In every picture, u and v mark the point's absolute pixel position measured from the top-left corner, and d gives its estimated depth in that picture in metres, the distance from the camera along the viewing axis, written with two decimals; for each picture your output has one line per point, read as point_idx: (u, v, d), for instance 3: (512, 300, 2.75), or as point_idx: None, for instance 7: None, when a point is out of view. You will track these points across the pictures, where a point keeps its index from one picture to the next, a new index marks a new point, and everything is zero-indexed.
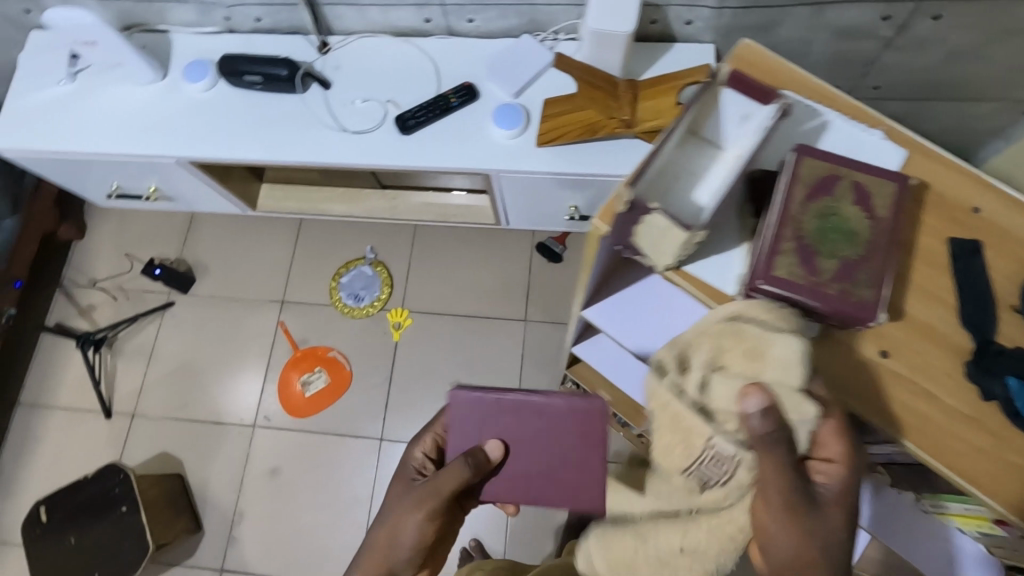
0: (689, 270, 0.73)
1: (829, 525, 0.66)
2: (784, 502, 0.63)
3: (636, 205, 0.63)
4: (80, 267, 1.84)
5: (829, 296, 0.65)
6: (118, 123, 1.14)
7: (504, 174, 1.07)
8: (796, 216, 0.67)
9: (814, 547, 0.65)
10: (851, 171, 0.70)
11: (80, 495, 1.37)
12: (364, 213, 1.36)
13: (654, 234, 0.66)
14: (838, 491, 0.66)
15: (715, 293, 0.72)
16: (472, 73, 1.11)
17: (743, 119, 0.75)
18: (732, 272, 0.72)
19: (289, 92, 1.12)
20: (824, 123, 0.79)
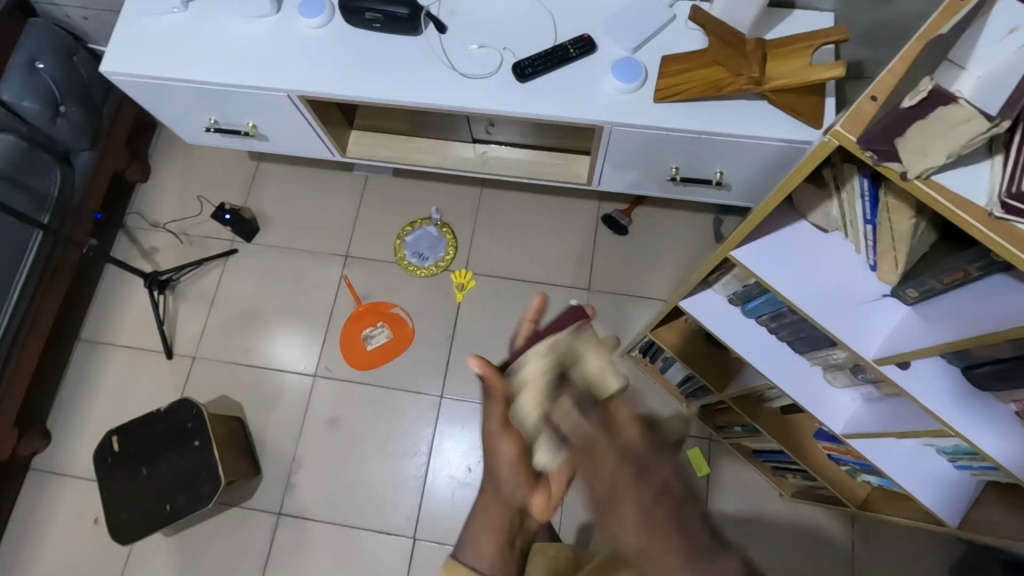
0: (932, 185, 0.53)
1: (631, 491, 0.52)
2: (610, 436, 0.56)
3: (936, 95, 0.51)
4: (144, 209, 1.84)
5: None
6: (228, 52, 1.15)
7: (618, 128, 1.07)
8: None
9: (640, 519, 0.51)
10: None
11: (156, 427, 1.39)
12: (452, 166, 1.37)
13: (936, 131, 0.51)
14: (587, 461, 0.55)
15: (962, 207, 0.52)
16: (590, 26, 1.11)
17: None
18: (986, 186, 0.52)
19: (407, 33, 1.12)
20: None
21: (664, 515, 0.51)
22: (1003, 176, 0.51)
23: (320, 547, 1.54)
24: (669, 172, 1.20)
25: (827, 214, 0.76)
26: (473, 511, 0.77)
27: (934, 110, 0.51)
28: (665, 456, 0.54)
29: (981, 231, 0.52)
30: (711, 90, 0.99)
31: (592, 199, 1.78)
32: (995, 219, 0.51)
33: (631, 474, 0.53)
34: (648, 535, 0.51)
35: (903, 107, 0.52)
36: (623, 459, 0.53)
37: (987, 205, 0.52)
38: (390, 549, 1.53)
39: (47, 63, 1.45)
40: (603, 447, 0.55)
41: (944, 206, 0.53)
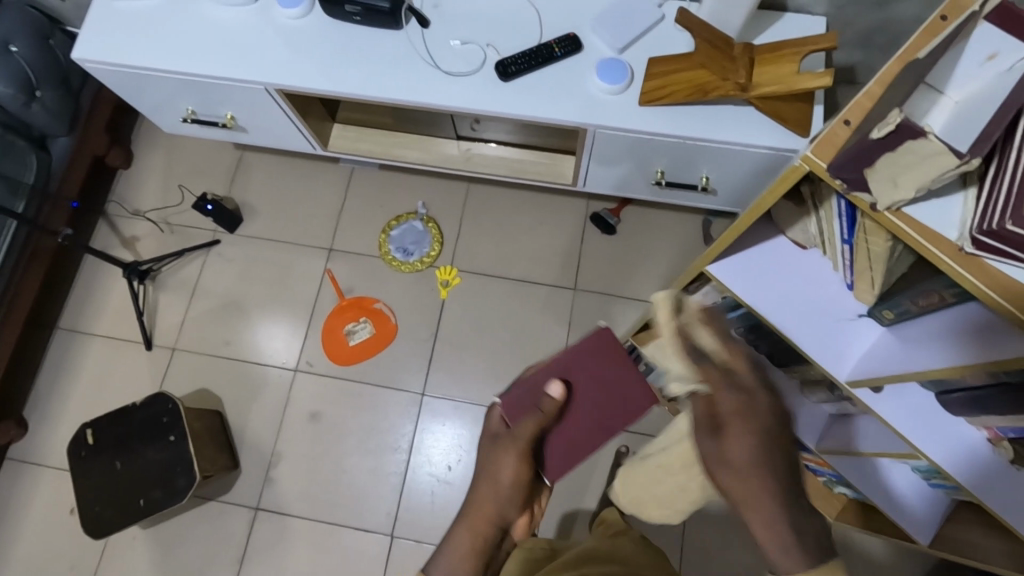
0: (904, 215, 0.53)
1: (756, 417, 0.60)
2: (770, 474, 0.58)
3: (905, 127, 0.49)
4: (125, 196, 1.81)
5: None
6: (202, 42, 1.11)
7: (602, 130, 1.05)
8: None
9: (757, 445, 0.59)
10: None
11: (131, 420, 1.37)
12: (436, 162, 1.34)
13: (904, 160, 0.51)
14: (730, 383, 0.62)
15: (929, 237, 0.53)
16: (576, 24, 1.09)
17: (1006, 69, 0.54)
18: (958, 219, 0.53)
19: (388, 26, 1.09)
20: None
21: (775, 449, 0.58)
22: (975, 212, 0.51)
23: (299, 542, 1.53)
24: (654, 175, 1.17)
25: (805, 229, 0.74)
26: (463, 518, 0.78)
27: (905, 143, 0.50)
28: (785, 415, 0.62)
29: (949, 264, 0.52)
30: (698, 94, 0.97)
31: (580, 197, 1.76)
32: (965, 251, 0.51)
33: (748, 408, 0.60)
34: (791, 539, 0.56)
35: (871, 138, 0.51)
36: (762, 388, 0.61)
37: (958, 239, 0.52)
38: (369, 546, 1.52)
39: (20, 46, 1.41)
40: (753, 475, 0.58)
41: (915, 240, 0.53)
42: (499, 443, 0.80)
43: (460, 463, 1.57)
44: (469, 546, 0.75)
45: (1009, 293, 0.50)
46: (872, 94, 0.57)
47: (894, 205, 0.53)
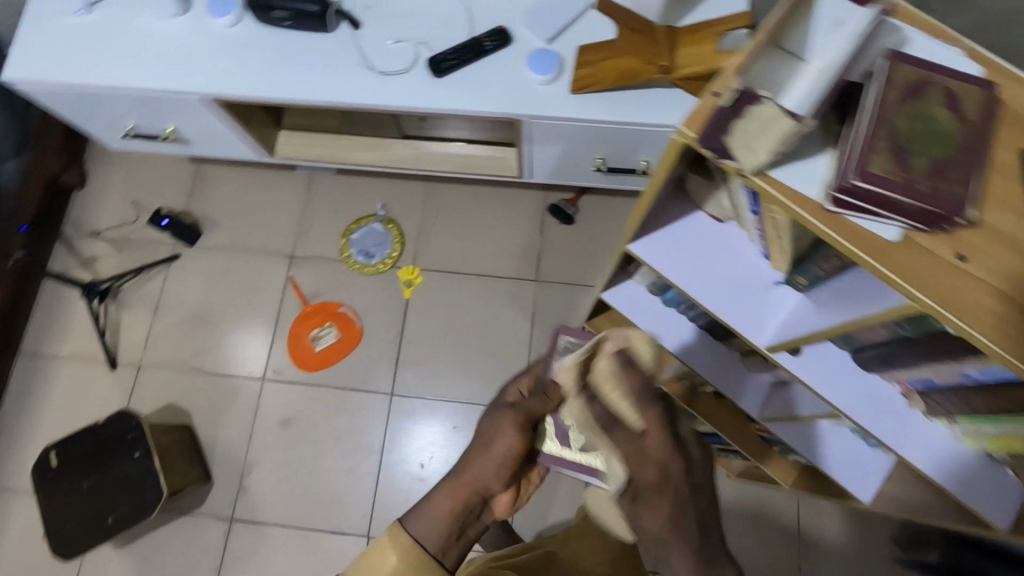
0: (775, 178, 0.55)
1: (673, 489, 0.53)
2: (691, 494, 0.53)
3: (745, 96, 0.55)
4: (81, 217, 1.80)
5: (925, 196, 0.50)
6: (135, 54, 1.11)
7: (536, 120, 1.06)
8: (891, 119, 0.52)
9: (674, 512, 0.53)
10: (943, 76, 0.54)
11: (93, 439, 1.37)
12: (383, 162, 1.35)
13: (750, 134, 0.54)
14: (639, 454, 0.54)
15: (796, 198, 0.54)
16: (505, 17, 1.09)
17: (839, 22, 0.56)
18: (820, 178, 0.55)
19: (318, 31, 1.09)
20: (910, 39, 0.57)
21: (694, 515, 0.53)
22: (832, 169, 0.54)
23: (278, 550, 1.53)
24: (595, 162, 1.19)
25: (720, 203, 0.76)
26: (442, 483, 0.78)
27: (748, 108, 0.55)
28: (705, 462, 0.55)
29: (816, 223, 0.54)
30: (626, 80, 0.99)
31: (538, 190, 1.78)
32: (828, 209, 0.54)
33: (673, 479, 0.53)
34: (676, 537, 0.53)
35: (724, 106, 0.55)
36: (677, 458, 0.53)
37: (820, 197, 0.54)
38: (349, 548, 1.53)
39: None
40: (671, 465, 0.53)
41: (787, 205, 0.54)
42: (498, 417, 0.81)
43: (433, 460, 1.59)
44: (456, 502, 0.75)
45: (870, 244, 0.52)
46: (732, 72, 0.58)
47: (760, 167, 0.54)
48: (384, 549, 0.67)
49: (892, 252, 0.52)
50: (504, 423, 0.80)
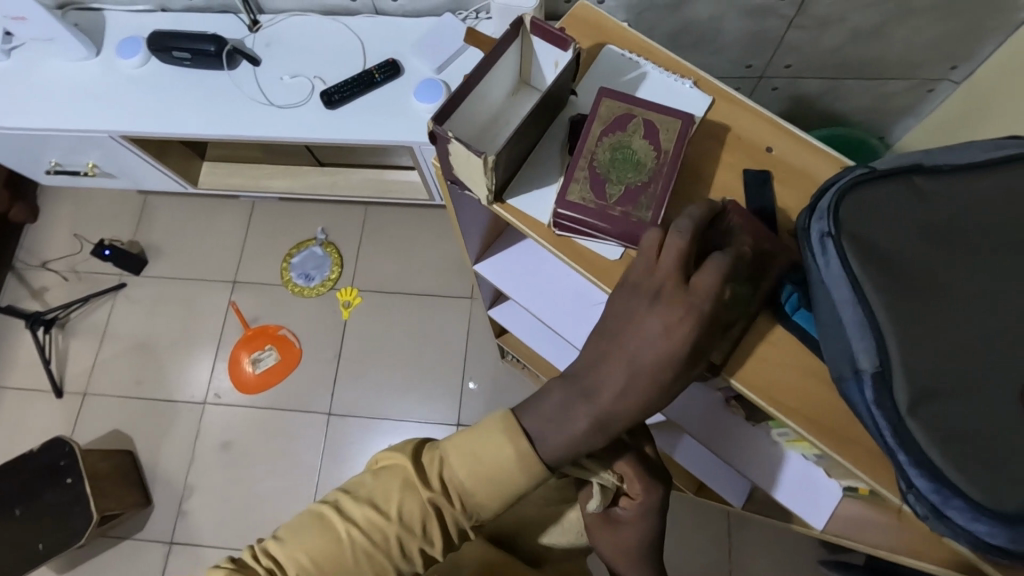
0: (512, 204, 0.73)
1: (645, 511, 0.68)
2: (655, 514, 0.68)
3: (437, 134, 0.65)
4: (32, 250, 1.86)
5: (614, 219, 0.67)
6: (47, 96, 1.17)
7: (425, 147, 1.11)
8: (591, 150, 0.69)
9: (641, 527, 0.69)
10: (643, 110, 0.70)
11: (28, 467, 1.40)
12: (303, 188, 1.40)
13: (470, 166, 0.67)
14: (632, 485, 0.66)
15: (530, 221, 0.72)
16: (395, 50, 1.15)
17: (553, 65, 0.74)
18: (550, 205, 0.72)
19: (217, 69, 1.15)
20: (641, 74, 0.79)
21: (656, 525, 0.69)
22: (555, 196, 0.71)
23: None
24: None
25: None
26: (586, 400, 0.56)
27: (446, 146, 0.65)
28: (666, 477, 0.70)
29: (547, 241, 0.72)
30: None
31: None
32: (555, 233, 0.71)
33: (650, 506, 0.67)
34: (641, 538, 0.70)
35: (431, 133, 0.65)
36: (657, 488, 0.67)
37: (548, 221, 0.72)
38: None
39: None
40: (646, 496, 0.67)
41: (513, 220, 0.73)
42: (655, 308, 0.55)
43: None
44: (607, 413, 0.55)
45: (589, 260, 0.71)
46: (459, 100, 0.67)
47: (488, 195, 0.70)
48: (498, 440, 0.55)
49: (608, 270, 0.70)
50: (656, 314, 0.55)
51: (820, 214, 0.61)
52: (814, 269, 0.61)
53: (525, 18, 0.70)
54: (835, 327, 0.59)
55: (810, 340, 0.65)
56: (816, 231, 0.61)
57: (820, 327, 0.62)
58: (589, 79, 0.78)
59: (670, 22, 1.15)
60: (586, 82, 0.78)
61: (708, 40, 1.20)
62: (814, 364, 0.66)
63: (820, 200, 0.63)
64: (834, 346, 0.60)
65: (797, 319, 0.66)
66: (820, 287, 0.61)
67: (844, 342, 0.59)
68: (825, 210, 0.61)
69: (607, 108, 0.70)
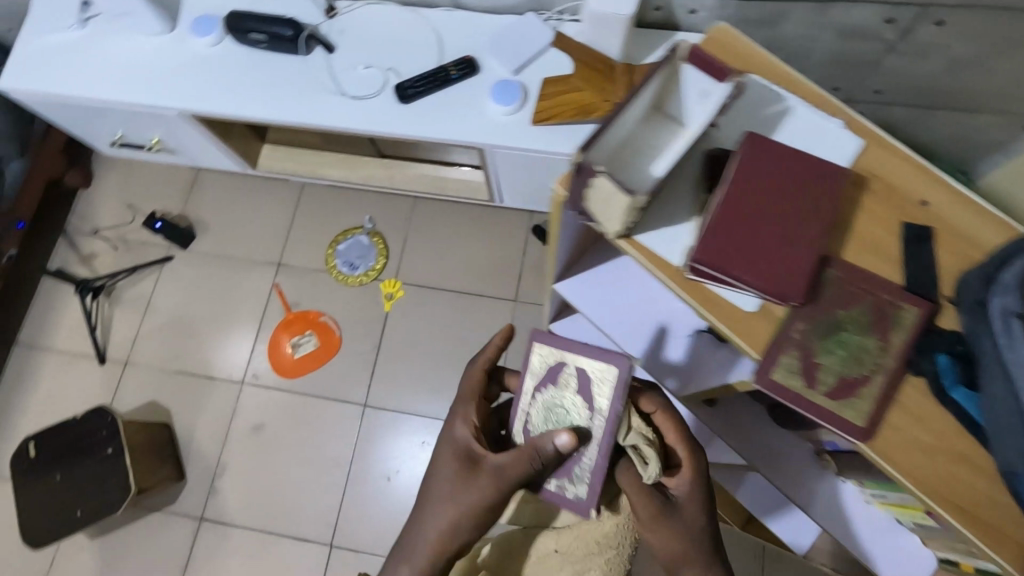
0: (639, 240, 0.78)
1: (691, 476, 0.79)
2: (700, 481, 0.80)
3: (584, 166, 0.69)
4: (84, 215, 1.87)
5: (758, 268, 0.70)
6: (120, 70, 1.16)
7: (498, 149, 1.08)
8: (740, 200, 0.72)
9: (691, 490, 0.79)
10: (791, 155, 0.74)
11: (69, 435, 1.41)
12: (360, 179, 1.38)
13: (610, 198, 0.71)
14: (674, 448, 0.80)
15: (661, 262, 0.77)
16: (473, 47, 1.12)
17: (701, 95, 0.78)
18: (684, 244, 0.77)
19: (290, 53, 1.13)
20: (787, 108, 0.82)
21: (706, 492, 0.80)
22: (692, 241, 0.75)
23: (241, 553, 1.56)
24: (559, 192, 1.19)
25: None
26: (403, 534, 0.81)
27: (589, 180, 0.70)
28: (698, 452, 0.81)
29: (679, 284, 0.77)
30: (580, 116, 1.00)
31: (522, 211, 1.79)
32: (686, 277, 0.76)
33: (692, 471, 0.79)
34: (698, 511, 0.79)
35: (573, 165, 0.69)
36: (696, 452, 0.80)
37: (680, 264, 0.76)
38: (310, 557, 1.55)
39: None
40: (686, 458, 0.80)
41: (641, 257, 0.78)
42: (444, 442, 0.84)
43: (400, 474, 1.60)
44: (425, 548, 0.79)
45: (730, 312, 0.76)
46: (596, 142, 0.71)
47: (619, 230, 0.74)
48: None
49: (746, 321, 0.75)
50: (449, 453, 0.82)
51: (1003, 291, 0.67)
52: (994, 347, 0.65)
53: (682, 48, 0.76)
54: (1014, 411, 0.62)
55: (970, 422, 0.68)
56: (998, 307, 0.66)
57: (991, 413, 0.65)
58: (731, 118, 0.82)
59: (761, 38, 1.10)
60: (729, 122, 0.82)
61: (797, 60, 1.15)
62: (964, 448, 0.70)
63: (1002, 275, 0.68)
64: (1006, 426, 0.63)
65: (955, 395, 0.69)
66: (999, 369, 0.64)
67: (1017, 420, 0.62)
68: (1011, 290, 0.66)
69: (759, 156, 0.73)
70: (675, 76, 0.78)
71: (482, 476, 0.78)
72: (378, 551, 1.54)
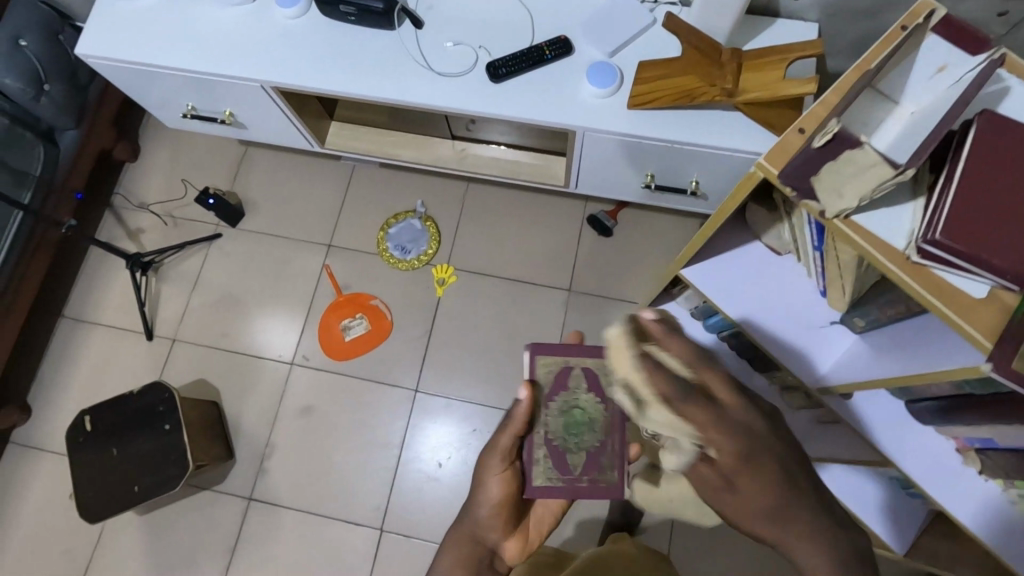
0: (859, 223, 0.64)
1: (747, 430, 0.62)
2: (756, 431, 0.63)
3: (843, 137, 0.63)
4: (131, 190, 1.85)
5: (1004, 249, 0.57)
6: (201, 38, 1.14)
7: (592, 133, 1.06)
8: (979, 177, 0.59)
9: (744, 439, 0.62)
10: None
11: (127, 408, 1.40)
12: (430, 161, 1.36)
13: (863, 175, 0.62)
14: (713, 392, 0.63)
15: (883, 247, 0.63)
16: (567, 27, 1.09)
17: (938, 69, 0.71)
18: (907, 228, 0.64)
19: (378, 28, 1.11)
20: (1005, 87, 0.69)
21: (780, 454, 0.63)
22: (922, 224, 0.62)
23: (290, 534, 1.55)
24: (644, 179, 1.18)
25: (780, 236, 0.80)
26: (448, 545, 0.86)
27: (844, 151, 0.63)
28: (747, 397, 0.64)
29: (901, 270, 0.62)
30: (685, 100, 0.97)
31: (578, 200, 1.76)
32: (914, 262, 0.62)
33: (749, 422, 0.62)
34: (777, 493, 0.62)
35: (815, 145, 0.64)
36: (742, 404, 0.63)
37: (907, 248, 0.63)
38: (360, 540, 1.54)
39: (30, 40, 1.42)
40: (731, 404, 0.63)
41: (853, 238, 0.64)
42: (484, 462, 0.89)
43: (451, 461, 1.59)
44: (460, 559, 0.84)
45: (954, 295, 0.61)
46: (827, 103, 0.70)
47: (845, 211, 0.63)
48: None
49: (973, 309, 0.60)
50: (492, 465, 0.88)
51: None
52: None
53: (936, 15, 0.69)
54: None
55: None
56: None
57: None
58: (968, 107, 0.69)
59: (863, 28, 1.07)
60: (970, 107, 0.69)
61: None
62: None
63: None
64: None
65: None
66: None
67: None
68: None
69: (994, 137, 0.60)
70: (914, 46, 0.71)
71: (503, 471, 0.89)
72: (429, 537, 1.53)
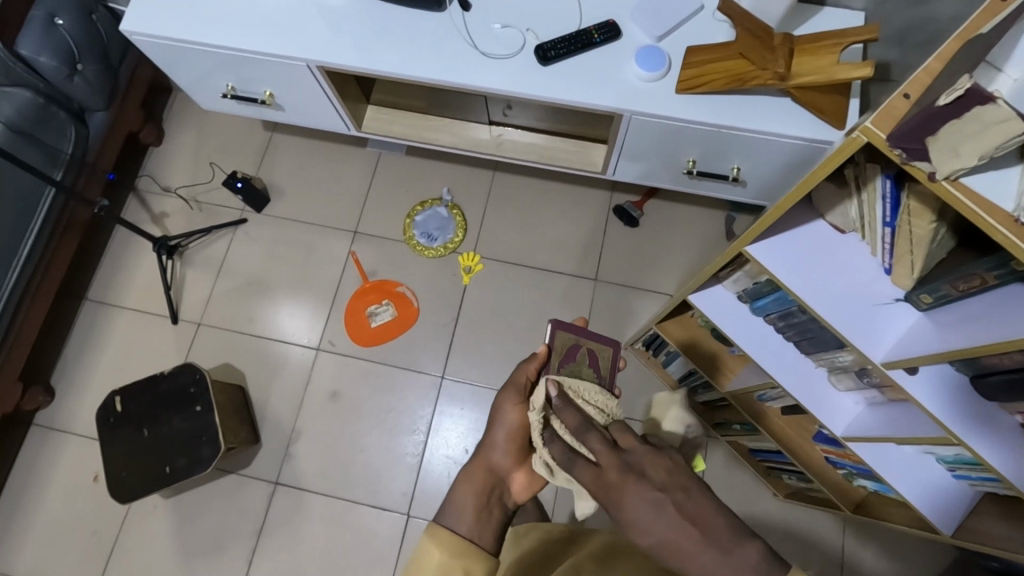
0: (965, 185, 0.57)
1: (635, 488, 0.61)
2: (655, 481, 0.61)
3: (973, 93, 0.55)
4: (156, 174, 1.84)
5: None
6: (247, 17, 1.14)
7: (638, 117, 1.06)
8: None
9: (647, 504, 0.59)
10: None
11: (157, 389, 1.40)
12: (467, 146, 1.36)
13: (978, 130, 0.54)
14: (601, 468, 0.65)
15: (988, 209, 0.56)
16: (615, 13, 1.10)
17: None
18: (1014, 191, 0.56)
19: (426, 9, 1.11)
20: None
21: (674, 511, 0.59)
22: None
23: (315, 519, 1.55)
24: (685, 165, 1.18)
25: (845, 214, 0.79)
26: (457, 480, 0.78)
27: (973, 107, 0.55)
28: (665, 461, 0.62)
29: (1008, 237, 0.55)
30: (736, 84, 0.99)
31: (604, 190, 1.77)
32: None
33: (670, 471, 0.62)
34: (667, 530, 0.58)
35: (938, 104, 0.56)
36: (619, 469, 0.63)
37: (1015, 210, 0.55)
38: (386, 525, 1.54)
39: (65, 19, 1.42)
40: (618, 476, 0.63)
41: (958, 203, 0.57)
42: (503, 394, 0.85)
43: (476, 447, 1.59)
44: (475, 489, 0.77)
45: None
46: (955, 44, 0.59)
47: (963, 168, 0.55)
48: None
49: None
50: (509, 398, 0.85)
51: None
52: None
53: None
54: None
55: None
56: None
57: None
58: None
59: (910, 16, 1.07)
60: None
61: None
62: None
63: None
64: None
65: None
66: None
67: None
68: None
69: None
70: None
71: (522, 402, 0.84)
72: None
